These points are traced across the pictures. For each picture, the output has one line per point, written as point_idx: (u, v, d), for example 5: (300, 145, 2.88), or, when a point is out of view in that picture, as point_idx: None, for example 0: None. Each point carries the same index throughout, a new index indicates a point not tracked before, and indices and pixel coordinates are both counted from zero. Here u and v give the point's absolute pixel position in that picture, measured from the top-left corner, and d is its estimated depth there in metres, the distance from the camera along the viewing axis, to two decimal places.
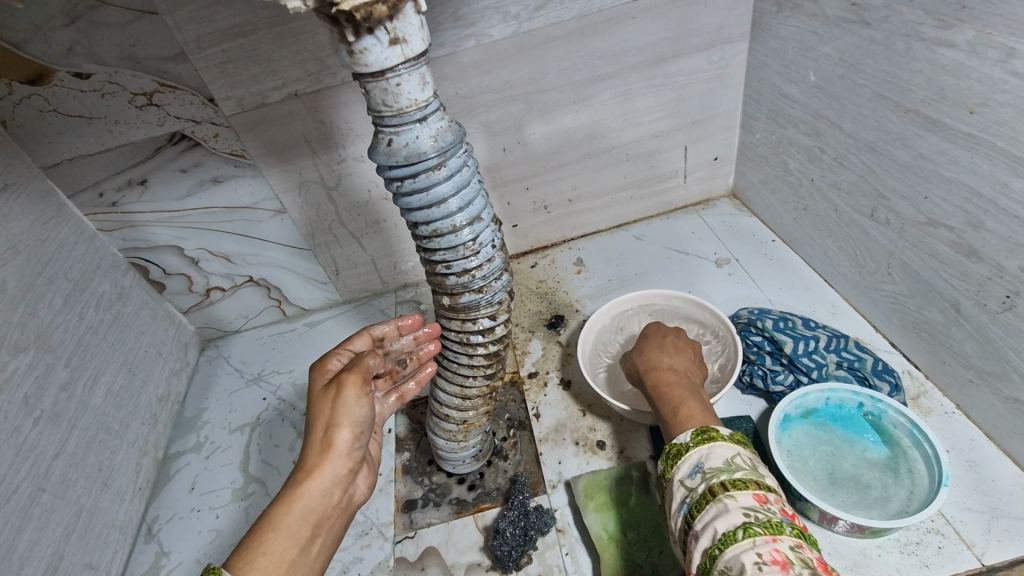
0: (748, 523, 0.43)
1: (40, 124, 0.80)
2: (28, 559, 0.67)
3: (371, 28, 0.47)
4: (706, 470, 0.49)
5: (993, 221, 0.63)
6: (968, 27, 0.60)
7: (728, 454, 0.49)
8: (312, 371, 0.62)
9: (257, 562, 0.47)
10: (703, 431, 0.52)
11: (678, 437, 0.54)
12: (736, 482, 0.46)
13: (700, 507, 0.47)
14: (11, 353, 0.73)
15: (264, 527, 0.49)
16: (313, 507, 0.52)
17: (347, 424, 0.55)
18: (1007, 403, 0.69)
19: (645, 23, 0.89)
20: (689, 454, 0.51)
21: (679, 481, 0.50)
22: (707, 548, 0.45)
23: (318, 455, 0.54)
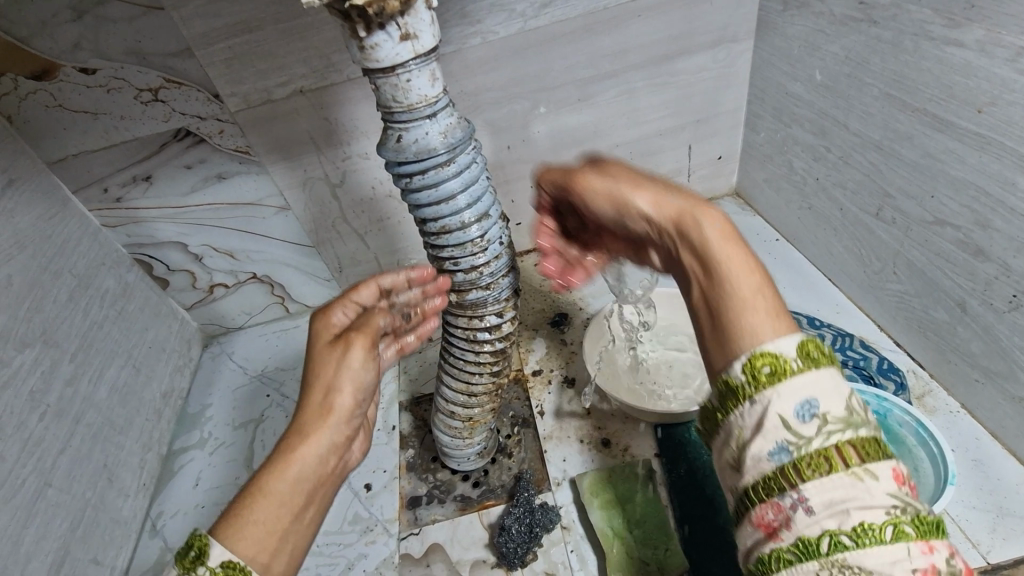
0: (896, 519, 0.34)
1: (45, 119, 0.80)
2: (34, 554, 0.67)
3: (382, 23, 0.47)
4: (827, 418, 0.36)
5: (1001, 220, 0.64)
6: (977, 26, 0.60)
7: (847, 395, 0.37)
8: (313, 320, 0.57)
9: (246, 529, 0.43)
10: (811, 348, 0.38)
11: (770, 342, 0.38)
12: (868, 447, 0.36)
13: (820, 473, 0.35)
14: (17, 349, 0.73)
15: (254, 491, 0.45)
16: (309, 473, 0.47)
17: (350, 387, 0.52)
18: (1013, 402, 0.70)
19: (652, 21, 0.89)
20: (797, 381, 0.37)
21: (780, 420, 0.37)
22: (827, 530, 0.34)
23: (317, 417, 0.50)
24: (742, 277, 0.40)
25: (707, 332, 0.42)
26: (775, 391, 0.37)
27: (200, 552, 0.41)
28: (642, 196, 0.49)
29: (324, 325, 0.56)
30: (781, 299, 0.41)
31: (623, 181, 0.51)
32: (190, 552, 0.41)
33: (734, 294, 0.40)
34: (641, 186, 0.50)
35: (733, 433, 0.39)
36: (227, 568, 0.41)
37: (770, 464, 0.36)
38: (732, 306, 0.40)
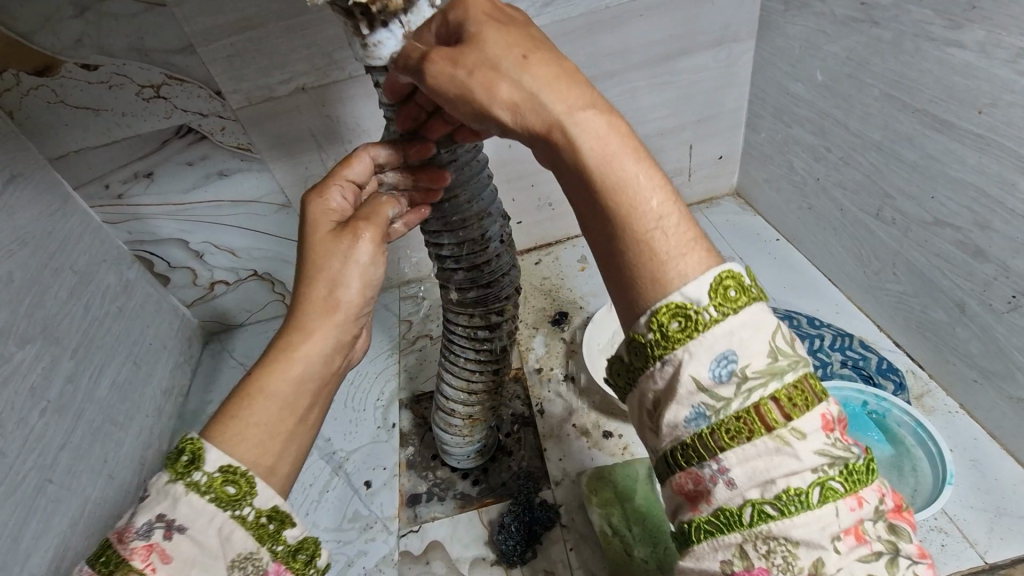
0: (823, 478, 0.33)
1: (47, 116, 0.80)
2: (34, 549, 0.67)
3: (385, 21, 0.47)
4: (744, 372, 0.34)
5: (1000, 221, 0.64)
6: (978, 27, 0.60)
7: (768, 338, 0.35)
8: (308, 197, 0.50)
9: (245, 432, 0.42)
10: (723, 289, 0.34)
11: (677, 291, 0.35)
12: (791, 399, 0.34)
13: (740, 439, 0.33)
14: (18, 344, 0.73)
15: (253, 392, 0.43)
16: (311, 374, 0.45)
17: (358, 283, 0.48)
18: (1011, 403, 0.70)
19: (653, 20, 0.89)
20: (711, 335, 0.34)
21: (694, 382, 0.34)
22: (750, 499, 0.33)
23: (320, 314, 0.47)
24: (638, 213, 0.36)
25: (602, 264, 0.38)
26: (686, 349, 0.34)
27: (194, 457, 0.39)
28: (505, 89, 0.39)
29: (320, 209, 0.50)
30: (695, 227, 0.37)
31: (477, 69, 0.40)
32: (183, 457, 0.39)
33: (633, 234, 0.36)
34: (507, 74, 0.39)
35: (647, 394, 0.37)
36: (225, 473, 0.39)
37: (686, 431, 0.34)
38: (633, 252, 0.36)
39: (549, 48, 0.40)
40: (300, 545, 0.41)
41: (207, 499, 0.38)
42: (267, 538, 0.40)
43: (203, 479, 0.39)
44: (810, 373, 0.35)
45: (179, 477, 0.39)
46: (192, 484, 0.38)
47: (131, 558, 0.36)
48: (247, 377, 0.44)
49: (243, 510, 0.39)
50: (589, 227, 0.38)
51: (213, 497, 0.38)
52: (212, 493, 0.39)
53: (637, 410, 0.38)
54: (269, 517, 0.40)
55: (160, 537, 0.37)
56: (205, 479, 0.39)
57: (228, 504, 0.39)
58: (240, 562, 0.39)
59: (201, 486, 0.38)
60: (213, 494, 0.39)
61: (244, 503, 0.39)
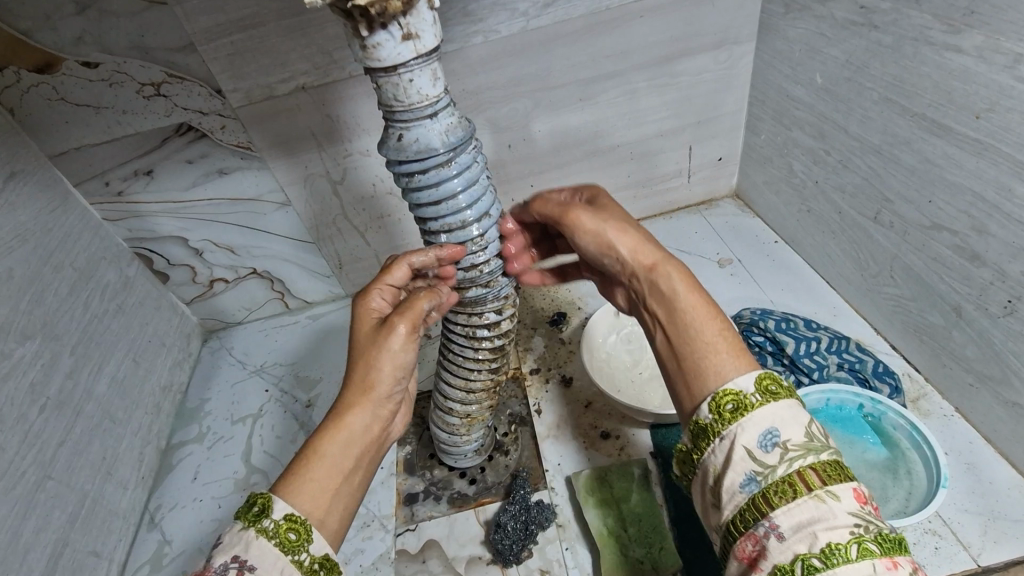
0: (861, 538, 0.38)
1: (47, 113, 0.80)
2: (33, 545, 0.68)
3: (384, 23, 0.47)
4: (788, 446, 0.42)
5: (997, 226, 0.64)
6: (976, 32, 0.60)
7: (805, 422, 0.43)
8: (356, 303, 0.60)
9: (304, 486, 0.48)
10: (770, 382, 0.44)
11: (731, 381, 0.45)
12: (827, 471, 0.41)
13: (786, 498, 0.40)
14: (18, 341, 0.73)
15: (310, 451, 0.50)
16: (354, 439, 0.52)
17: (392, 366, 0.55)
18: (1006, 407, 0.70)
19: (653, 22, 0.89)
20: (757, 414, 0.43)
21: (746, 451, 0.42)
22: (799, 553, 0.38)
23: (360, 389, 0.53)
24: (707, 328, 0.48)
25: (672, 368, 0.49)
26: (739, 424, 0.43)
27: (264, 507, 0.46)
28: (626, 237, 0.56)
29: (364, 312, 0.59)
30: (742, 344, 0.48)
31: (609, 219, 0.57)
32: (254, 507, 0.46)
33: (700, 338, 0.48)
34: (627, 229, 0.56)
35: (708, 471, 0.45)
36: (289, 520, 0.46)
37: (742, 495, 0.42)
38: (701, 351, 0.47)
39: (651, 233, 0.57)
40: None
41: (273, 543, 0.44)
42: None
43: (272, 525, 0.45)
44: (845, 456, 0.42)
45: (251, 524, 0.45)
46: (262, 530, 0.44)
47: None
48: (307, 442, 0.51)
49: (301, 554, 0.45)
50: (670, 338, 0.50)
51: (278, 541, 0.44)
52: (277, 538, 0.45)
53: (702, 491, 0.46)
54: (321, 563, 0.46)
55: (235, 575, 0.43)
56: (273, 525, 0.45)
57: (290, 548, 0.45)
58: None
59: (270, 531, 0.45)
60: (279, 539, 0.45)
61: (303, 548, 0.45)
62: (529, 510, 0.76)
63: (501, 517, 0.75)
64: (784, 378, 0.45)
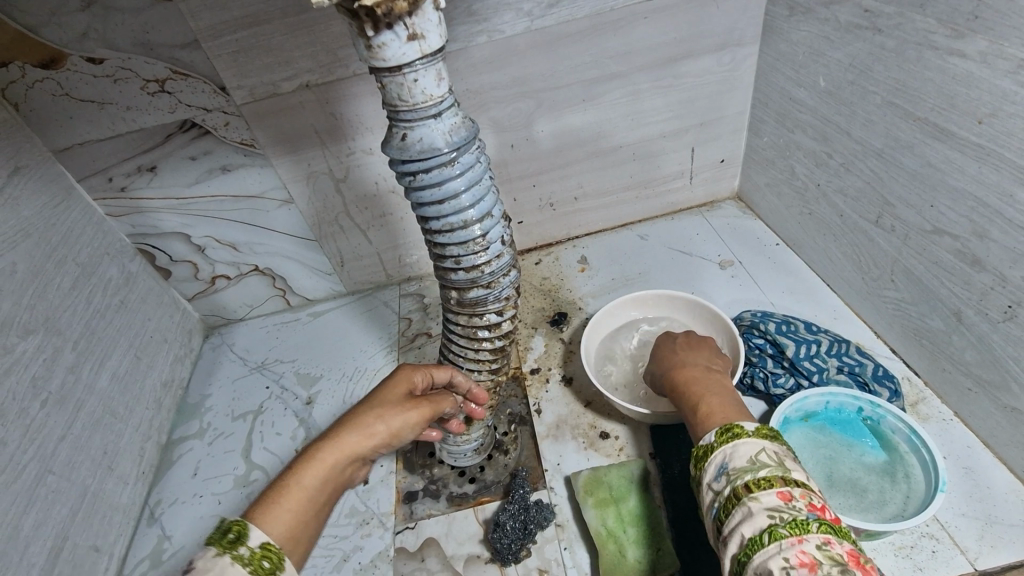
0: (772, 528, 0.42)
1: (51, 108, 0.80)
2: (34, 539, 0.68)
3: (390, 23, 0.47)
4: (731, 471, 0.47)
5: (998, 231, 0.64)
6: (980, 38, 0.60)
7: (752, 451, 0.47)
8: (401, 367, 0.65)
9: (278, 513, 0.49)
10: (727, 429, 0.50)
11: (702, 438, 0.52)
12: (759, 481, 0.45)
13: (728, 510, 0.46)
14: (20, 335, 0.73)
15: (292, 479, 0.52)
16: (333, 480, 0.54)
17: (393, 434, 0.59)
18: (1005, 412, 0.70)
19: (657, 23, 0.89)
20: (713, 457, 0.49)
21: (707, 483, 0.49)
22: (736, 554, 0.44)
23: (357, 439, 0.56)
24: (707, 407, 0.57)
25: None
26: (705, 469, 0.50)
27: (240, 534, 0.46)
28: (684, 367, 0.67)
29: (403, 377, 0.63)
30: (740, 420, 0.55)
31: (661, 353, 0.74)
32: (229, 534, 0.46)
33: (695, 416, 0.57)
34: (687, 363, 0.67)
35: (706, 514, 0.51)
36: (264, 548, 0.46)
37: (710, 516, 0.48)
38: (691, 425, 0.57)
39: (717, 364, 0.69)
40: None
41: (247, 570, 0.44)
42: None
43: (247, 553, 0.45)
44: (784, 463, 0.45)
45: (225, 551, 0.44)
46: (237, 557, 0.44)
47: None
48: (293, 465, 0.53)
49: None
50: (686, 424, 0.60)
51: (252, 568, 0.44)
52: (252, 565, 0.45)
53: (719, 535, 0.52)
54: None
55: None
56: (248, 553, 0.45)
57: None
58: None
59: (244, 558, 0.44)
60: (253, 567, 0.45)
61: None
62: (528, 509, 0.76)
63: (501, 517, 0.75)
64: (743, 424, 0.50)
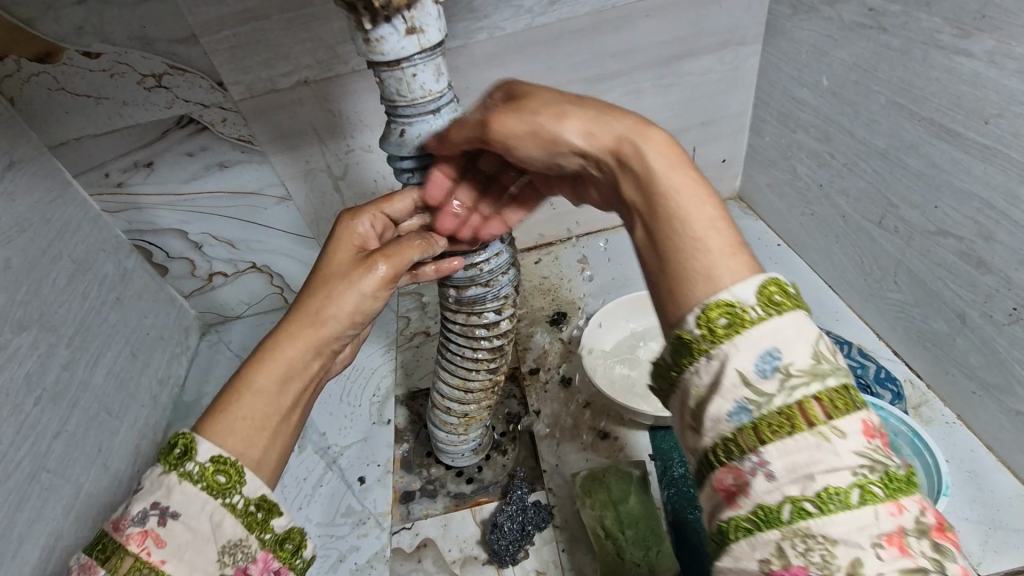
0: (863, 479, 0.32)
1: (47, 102, 0.80)
2: (27, 537, 0.67)
3: (388, 16, 0.46)
4: (788, 371, 0.35)
5: (1004, 232, 0.63)
6: (987, 37, 0.59)
7: (812, 343, 0.36)
8: (339, 224, 0.55)
9: (233, 423, 0.43)
10: (769, 292, 0.36)
11: (726, 289, 0.37)
12: (834, 401, 0.34)
13: (781, 434, 0.34)
14: (14, 331, 0.73)
15: (243, 385, 0.45)
16: (293, 374, 0.47)
17: (353, 310, 0.50)
18: (1010, 416, 0.69)
19: (660, 21, 0.89)
20: (756, 330, 0.35)
21: (738, 376, 0.35)
22: (790, 496, 0.33)
23: (308, 323, 0.49)
24: (701, 213, 0.39)
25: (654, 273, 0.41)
26: (732, 343, 0.36)
27: (187, 449, 0.40)
28: (570, 120, 0.46)
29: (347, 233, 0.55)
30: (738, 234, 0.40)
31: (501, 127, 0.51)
32: (175, 449, 0.40)
33: (687, 231, 0.39)
34: (568, 111, 0.46)
35: (689, 392, 0.38)
36: (218, 462, 0.40)
37: (729, 425, 0.35)
38: (684, 248, 0.39)
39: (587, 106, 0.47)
40: (287, 535, 0.42)
41: (199, 488, 0.39)
42: (255, 527, 0.40)
43: (196, 469, 0.40)
44: (852, 382, 0.36)
45: (172, 468, 0.40)
46: (185, 474, 0.39)
47: (127, 543, 0.38)
48: (240, 371, 0.46)
49: (232, 497, 0.40)
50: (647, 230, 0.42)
51: (205, 485, 0.39)
52: (204, 482, 0.39)
53: (679, 406, 0.39)
54: (257, 505, 0.41)
55: (155, 524, 0.38)
56: (197, 469, 0.40)
57: (220, 492, 0.40)
58: (228, 549, 0.39)
59: (194, 475, 0.39)
60: (205, 483, 0.39)
61: (235, 492, 0.40)
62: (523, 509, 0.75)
63: (495, 522, 0.74)
64: (788, 285, 0.37)
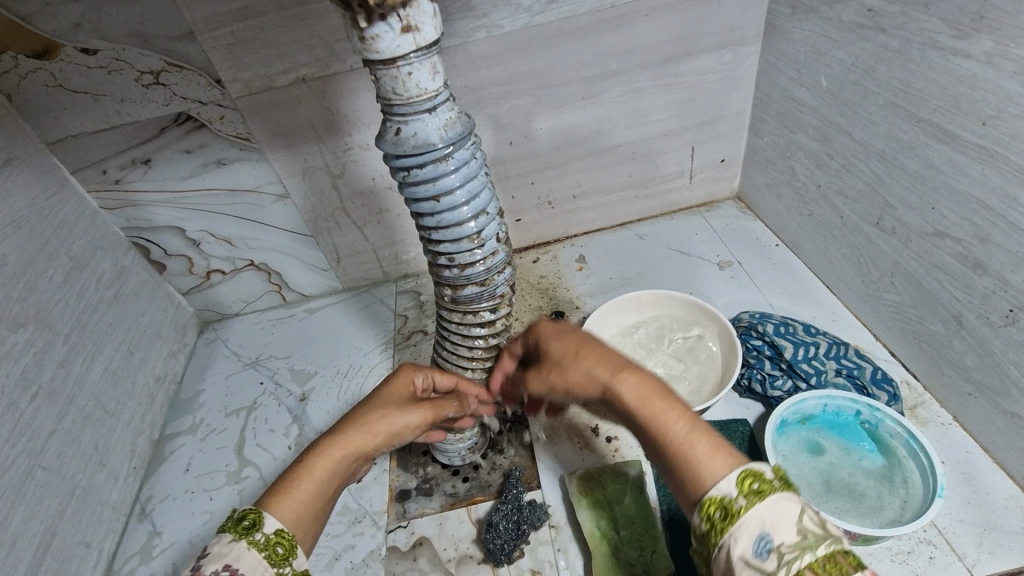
0: None
1: (45, 99, 0.79)
2: (21, 534, 0.67)
3: (383, 14, 0.45)
4: (781, 548, 0.37)
5: (1001, 234, 0.63)
6: (985, 38, 0.59)
7: (796, 516, 0.38)
8: (404, 367, 0.64)
9: (290, 500, 0.50)
10: (750, 480, 0.41)
11: (715, 486, 0.42)
12: (826, 567, 0.36)
13: None
14: (10, 328, 0.73)
15: (303, 470, 0.52)
16: (340, 471, 0.54)
17: (395, 433, 0.58)
18: (1006, 418, 0.69)
19: (658, 21, 0.88)
20: (744, 519, 0.39)
21: (743, 560, 0.39)
22: None
23: (360, 431, 0.56)
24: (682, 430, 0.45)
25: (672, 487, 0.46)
26: (729, 533, 0.39)
27: (254, 522, 0.47)
28: (574, 371, 0.53)
29: (407, 377, 0.63)
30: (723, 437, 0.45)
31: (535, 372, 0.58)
32: (244, 521, 0.47)
33: (672, 446, 0.45)
34: (568, 365, 0.54)
35: None
36: (278, 535, 0.47)
37: None
38: (677, 461, 0.45)
39: (594, 346, 0.54)
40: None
41: (262, 555, 0.46)
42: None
43: (262, 539, 0.46)
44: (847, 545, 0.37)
45: (240, 536, 0.46)
46: (252, 543, 0.46)
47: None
48: (301, 456, 0.53)
49: (285, 568, 0.46)
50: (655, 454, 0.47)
51: (267, 554, 0.46)
52: (266, 551, 0.46)
53: None
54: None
55: None
56: (263, 538, 0.46)
57: (277, 562, 0.46)
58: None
59: (259, 544, 0.46)
60: (267, 552, 0.46)
61: (287, 562, 0.47)
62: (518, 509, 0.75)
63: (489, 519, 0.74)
64: (763, 474, 0.41)
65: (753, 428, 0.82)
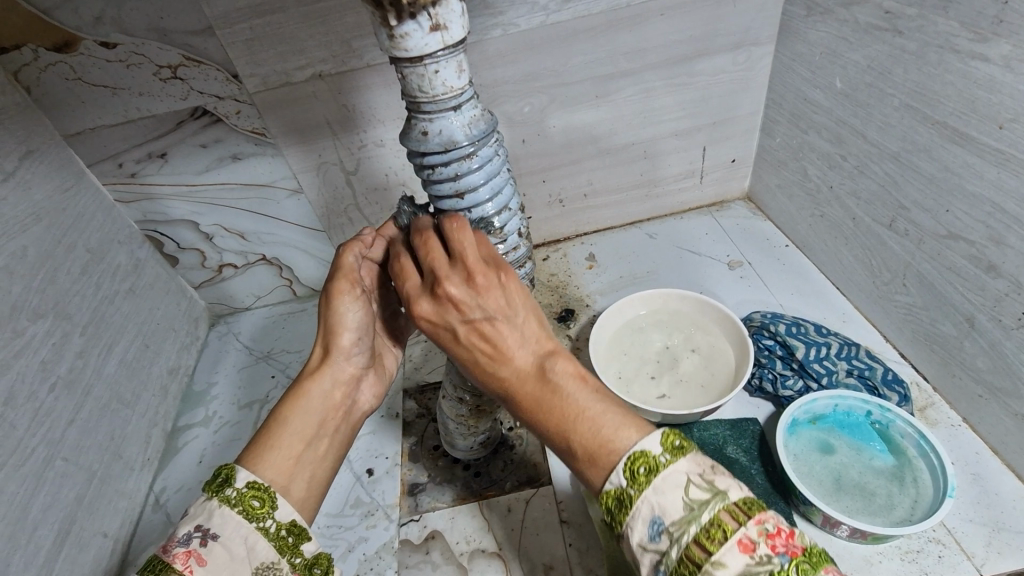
0: None
1: (64, 92, 0.80)
2: (42, 522, 0.68)
3: (414, 13, 0.46)
4: (670, 527, 0.37)
5: (1015, 237, 0.64)
6: (1004, 42, 0.60)
7: (682, 488, 0.38)
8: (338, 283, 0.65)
9: (267, 458, 0.48)
10: (637, 464, 0.40)
11: (609, 479, 0.41)
12: (709, 532, 0.36)
13: None
14: (30, 319, 0.73)
15: (276, 427, 0.51)
16: (316, 408, 0.54)
17: (337, 329, 0.57)
18: (1016, 420, 0.70)
19: (673, 21, 0.89)
20: (638, 507, 0.39)
21: (641, 547, 0.39)
22: None
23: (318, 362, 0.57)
24: (598, 428, 0.43)
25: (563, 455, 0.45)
26: (627, 521, 0.39)
27: (227, 477, 0.45)
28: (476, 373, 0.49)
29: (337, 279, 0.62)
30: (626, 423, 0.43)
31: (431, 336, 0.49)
32: (217, 478, 0.45)
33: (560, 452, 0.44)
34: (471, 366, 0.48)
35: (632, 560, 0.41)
36: (253, 488, 0.45)
37: None
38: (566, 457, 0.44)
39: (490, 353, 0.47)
40: (315, 559, 0.45)
41: (237, 510, 0.44)
42: (287, 550, 0.44)
43: (235, 494, 0.44)
44: (729, 502, 0.37)
45: (213, 494, 0.44)
46: (225, 499, 0.44)
47: (172, 561, 0.40)
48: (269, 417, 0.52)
49: (267, 521, 0.44)
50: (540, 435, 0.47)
51: (241, 509, 0.44)
52: (241, 506, 0.44)
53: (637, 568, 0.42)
54: (288, 530, 0.45)
55: (198, 544, 0.42)
56: (235, 494, 0.44)
57: (255, 515, 0.44)
58: (261, 570, 0.43)
59: (232, 499, 0.44)
60: (241, 507, 0.44)
61: (268, 516, 0.45)
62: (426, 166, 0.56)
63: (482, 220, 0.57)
64: (648, 450, 0.40)
65: (763, 426, 0.82)
